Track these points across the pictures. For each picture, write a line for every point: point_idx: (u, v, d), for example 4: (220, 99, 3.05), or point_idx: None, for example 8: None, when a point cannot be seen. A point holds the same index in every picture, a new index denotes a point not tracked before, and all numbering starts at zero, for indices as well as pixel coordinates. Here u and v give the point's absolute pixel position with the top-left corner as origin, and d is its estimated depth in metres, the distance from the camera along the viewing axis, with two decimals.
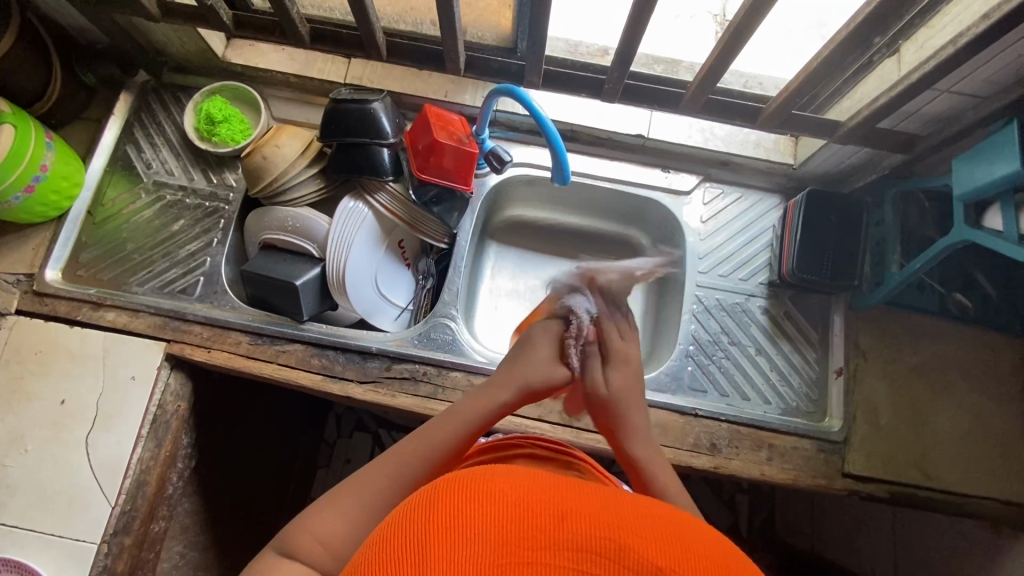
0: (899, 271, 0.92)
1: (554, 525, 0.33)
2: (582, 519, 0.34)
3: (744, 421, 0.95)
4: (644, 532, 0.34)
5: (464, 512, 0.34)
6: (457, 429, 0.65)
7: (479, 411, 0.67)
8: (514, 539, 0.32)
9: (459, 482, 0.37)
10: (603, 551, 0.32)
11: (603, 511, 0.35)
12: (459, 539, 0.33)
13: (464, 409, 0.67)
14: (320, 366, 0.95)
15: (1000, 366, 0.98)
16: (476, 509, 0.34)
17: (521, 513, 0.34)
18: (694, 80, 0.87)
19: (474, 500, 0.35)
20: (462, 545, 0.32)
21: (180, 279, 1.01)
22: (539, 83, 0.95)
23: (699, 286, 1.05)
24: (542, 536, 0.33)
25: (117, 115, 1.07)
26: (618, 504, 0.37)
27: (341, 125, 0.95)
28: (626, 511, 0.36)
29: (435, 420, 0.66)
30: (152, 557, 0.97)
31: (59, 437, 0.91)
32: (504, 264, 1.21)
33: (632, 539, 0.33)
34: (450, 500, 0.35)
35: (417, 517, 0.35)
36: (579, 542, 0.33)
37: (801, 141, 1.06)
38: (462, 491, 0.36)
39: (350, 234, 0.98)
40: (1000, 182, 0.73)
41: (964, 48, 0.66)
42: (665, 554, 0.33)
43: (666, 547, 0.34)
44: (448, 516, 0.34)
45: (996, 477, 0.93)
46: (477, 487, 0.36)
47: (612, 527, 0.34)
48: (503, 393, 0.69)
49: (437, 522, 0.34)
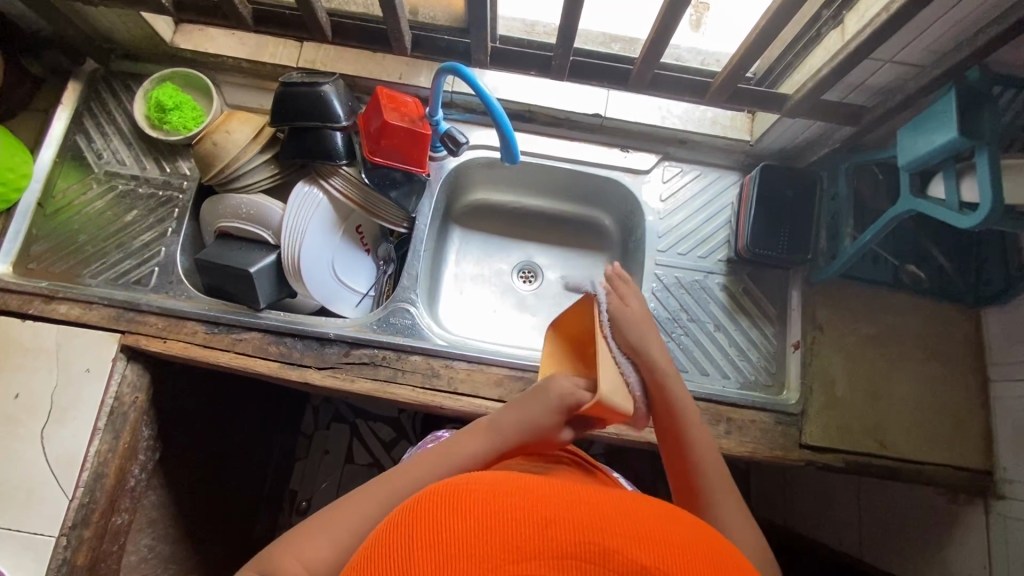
0: (851, 243, 0.93)
1: (540, 535, 0.35)
2: (566, 524, 0.36)
3: (703, 396, 0.96)
4: (628, 532, 0.37)
5: (453, 525, 0.36)
6: (449, 465, 0.62)
7: (475, 451, 0.64)
8: (500, 551, 0.34)
9: (444, 493, 0.39)
10: (589, 557, 0.35)
11: (587, 513, 0.37)
12: (449, 556, 0.34)
13: (464, 443, 0.64)
14: (278, 353, 0.95)
15: (954, 335, 1.00)
16: (463, 523, 0.36)
17: (507, 525, 0.36)
18: (639, 57, 0.88)
19: (459, 516, 0.37)
20: (452, 561, 0.34)
21: (134, 270, 1.00)
22: (487, 62, 0.94)
23: (658, 265, 1.06)
24: (526, 546, 0.35)
25: (65, 105, 1.05)
26: (603, 504, 0.39)
27: (292, 109, 0.93)
28: (610, 510, 0.38)
29: (432, 452, 0.63)
30: (115, 549, 0.96)
31: (14, 431, 0.90)
32: (469, 248, 1.21)
33: (617, 542, 0.36)
34: (436, 514, 0.37)
35: (404, 530, 0.37)
36: (564, 549, 0.35)
37: (758, 117, 1.06)
38: (445, 505, 0.38)
39: (304, 219, 0.97)
40: (940, 150, 0.73)
41: (896, 15, 0.66)
42: (646, 553, 0.36)
43: (648, 546, 0.36)
44: (437, 532, 0.36)
45: (950, 444, 0.95)
46: (462, 499, 0.38)
47: (596, 530, 0.36)
48: (504, 438, 0.64)
49: (425, 537, 0.36)
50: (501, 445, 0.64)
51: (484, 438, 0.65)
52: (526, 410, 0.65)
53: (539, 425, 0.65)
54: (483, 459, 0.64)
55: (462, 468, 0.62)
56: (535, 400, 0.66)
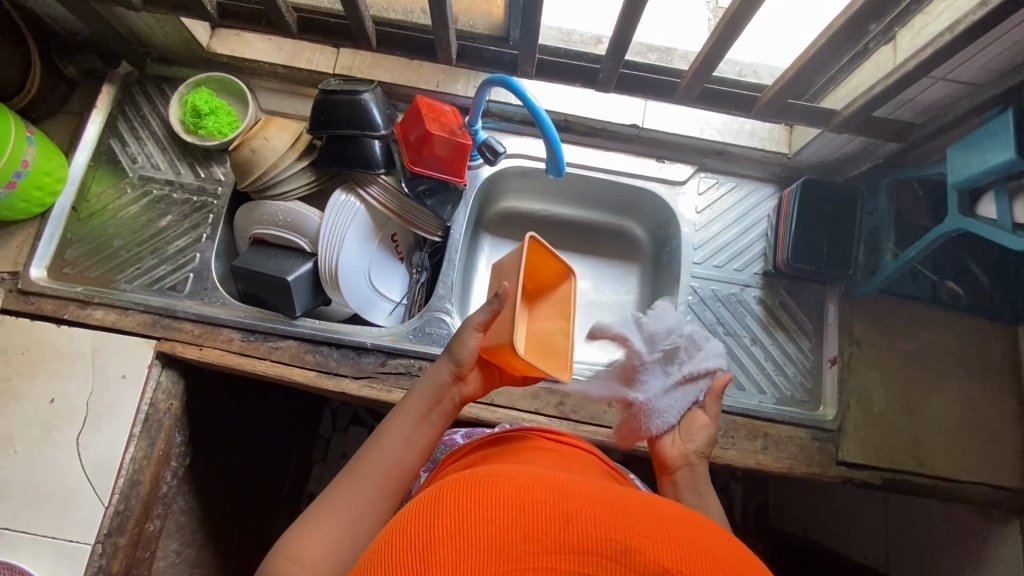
0: (893, 260, 0.92)
1: (559, 528, 0.35)
2: (587, 521, 0.36)
3: (740, 411, 0.95)
4: (649, 533, 0.35)
5: (472, 514, 0.36)
6: (411, 420, 0.65)
7: (429, 392, 0.67)
8: (519, 543, 0.34)
9: (466, 486, 0.39)
10: (607, 553, 0.34)
11: (610, 512, 0.37)
12: (464, 543, 0.34)
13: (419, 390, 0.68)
14: (314, 362, 0.94)
15: (991, 352, 0.99)
16: (481, 515, 0.36)
17: (524, 517, 0.35)
18: (687, 70, 0.88)
19: (482, 507, 0.36)
20: (467, 548, 0.34)
21: (168, 276, 1.00)
22: (532, 73, 0.94)
23: (694, 277, 1.05)
24: (548, 540, 0.34)
25: (99, 109, 1.05)
26: (628, 505, 0.38)
27: (332, 117, 0.93)
28: (636, 513, 0.37)
29: (396, 412, 0.66)
30: (148, 556, 0.96)
31: (49, 437, 0.89)
32: (499, 255, 1.20)
33: (638, 542, 0.34)
34: (461, 503, 0.37)
35: (422, 519, 0.37)
36: (584, 544, 0.34)
37: (796, 130, 1.05)
38: (471, 495, 0.38)
39: (342, 228, 0.96)
40: (994, 170, 0.73)
41: (961, 36, 0.66)
42: (671, 556, 0.34)
43: (672, 549, 0.35)
44: (454, 520, 0.36)
45: (988, 462, 0.94)
46: (483, 491, 0.38)
47: (616, 529, 0.35)
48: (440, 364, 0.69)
49: (444, 526, 0.36)
50: (442, 383, 0.67)
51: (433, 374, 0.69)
52: (448, 344, 0.69)
53: (461, 357, 0.67)
54: (444, 385, 0.68)
55: (430, 410, 0.67)
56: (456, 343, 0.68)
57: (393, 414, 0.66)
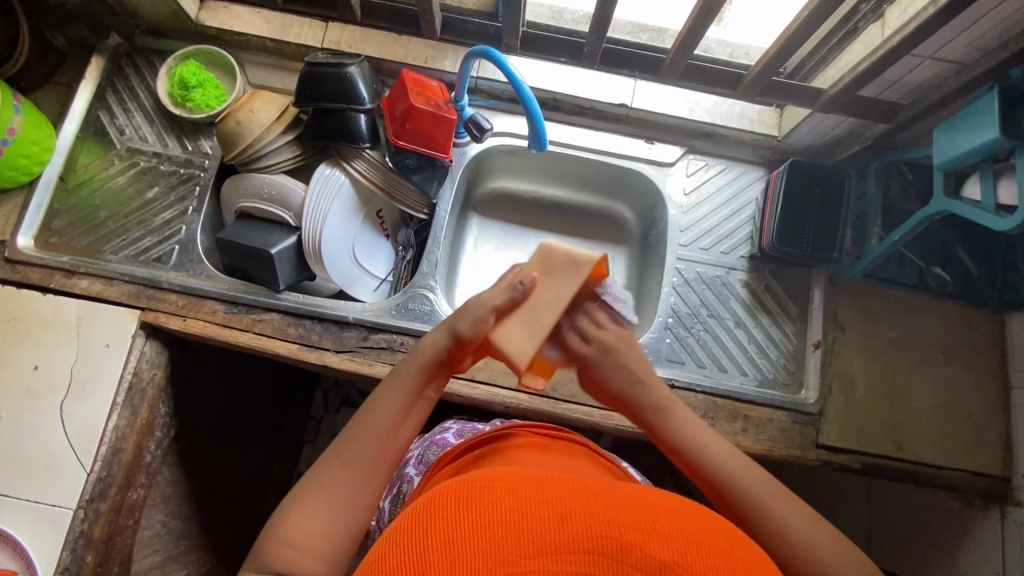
0: (878, 244, 0.91)
1: (555, 529, 0.36)
2: (580, 519, 0.36)
3: (721, 393, 0.95)
4: (641, 526, 0.37)
5: (465, 520, 0.36)
6: (402, 395, 0.63)
7: (423, 363, 0.65)
8: (513, 547, 0.34)
9: (455, 492, 0.40)
10: (604, 551, 0.35)
11: (601, 509, 0.37)
12: (462, 552, 0.34)
13: (411, 362, 0.65)
14: (296, 335, 0.95)
15: (977, 339, 0.98)
16: (475, 521, 0.36)
17: (518, 520, 0.36)
18: (672, 47, 0.87)
19: (472, 513, 0.37)
20: (464, 556, 0.34)
21: (155, 248, 1.00)
22: (517, 46, 0.99)
23: (680, 259, 1.05)
24: (543, 541, 0.35)
25: (88, 79, 1.04)
26: (615, 499, 0.39)
27: (317, 90, 0.92)
28: (628, 506, 0.38)
29: (385, 387, 0.64)
30: (131, 524, 0.97)
31: (34, 403, 0.90)
32: (487, 235, 1.20)
33: (633, 537, 0.36)
34: (453, 511, 0.37)
35: (415, 531, 0.37)
36: (579, 544, 0.35)
37: (787, 112, 1.04)
38: (460, 502, 0.38)
39: (326, 203, 0.97)
40: (979, 150, 0.72)
41: (943, 10, 0.65)
42: (663, 547, 0.35)
43: (665, 539, 0.36)
44: (449, 529, 0.36)
45: (970, 449, 0.94)
46: (472, 496, 0.38)
47: (610, 526, 0.36)
48: (436, 335, 0.66)
49: (437, 535, 0.36)
50: (438, 352, 0.65)
51: (428, 345, 0.66)
52: (456, 313, 0.66)
53: (461, 330, 0.65)
54: (438, 356, 0.65)
55: (420, 381, 0.65)
56: (462, 314, 0.66)
57: (384, 386, 0.64)
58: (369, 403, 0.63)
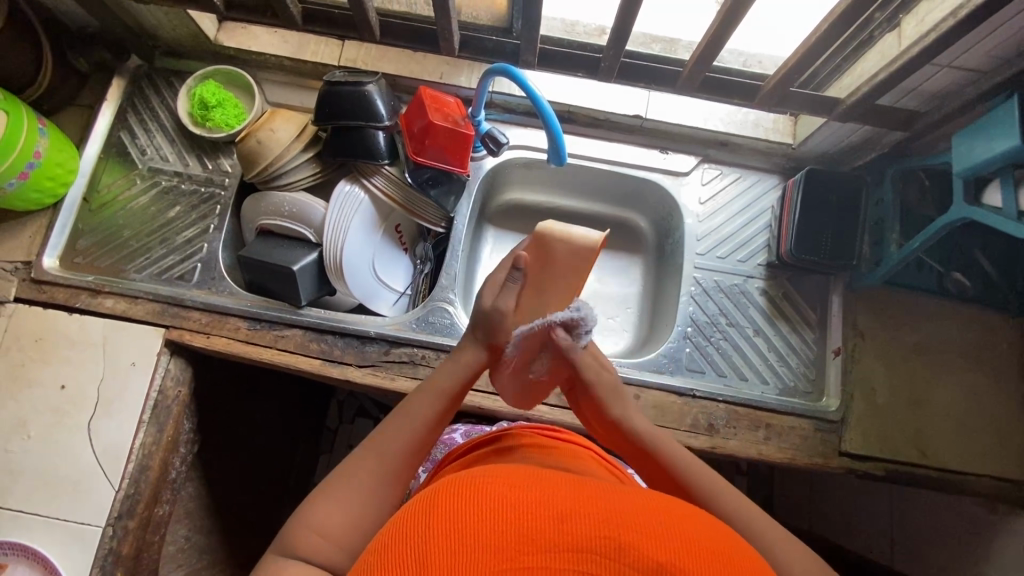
0: (898, 250, 0.91)
1: (554, 527, 0.36)
2: (581, 519, 0.36)
3: (743, 402, 0.95)
4: (642, 527, 0.37)
5: (466, 518, 0.36)
6: (436, 400, 0.66)
7: (460, 375, 0.69)
8: (513, 545, 0.34)
9: (459, 487, 0.40)
10: (603, 551, 0.35)
11: (601, 508, 0.38)
12: (461, 547, 0.35)
13: (445, 373, 0.69)
14: (319, 351, 0.95)
15: (998, 344, 0.98)
16: (476, 516, 0.36)
17: (517, 520, 0.36)
18: (689, 60, 0.88)
19: (475, 506, 0.37)
20: (463, 552, 0.34)
21: (177, 266, 1.01)
22: (535, 63, 0.97)
23: (698, 268, 1.05)
24: (543, 538, 0.35)
25: (109, 102, 1.07)
26: (620, 503, 0.39)
27: (337, 109, 0.94)
28: (629, 509, 0.38)
29: (421, 390, 0.67)
30: (157, 540, 0.98)
31: (62, 422, 0.91)
32: (503, 247, 1.20)
33: (632, 538, 0.35)
34: (456, 506, 0.38)
35: (417, 524, 0.37)
36: (579, 542, 0.35)
37: (801, 120, 1.04)
38: (464, 496, 0.39)
39: (347, 217, 0.97)
40: (999, 158, 0.72)
41: (964, 20, 0.65)
42: (663, 549, 0.35)
43: (666, 543, 0.36)
44: (451, 522, 0.36)
45: (994, 454, 0.94)
46: (476, 493, 0.38)
47: (611, 525, 0.36)
48: (473, 350, 0.71)
49: (439, 528, 0.36)
50: (472, 366, 0.70)
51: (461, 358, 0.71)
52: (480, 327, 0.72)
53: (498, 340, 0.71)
54: (472, 369, 0.70)
55: (451, 391, 0.68)
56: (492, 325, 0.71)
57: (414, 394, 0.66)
58: (402, 405, 0.65)
